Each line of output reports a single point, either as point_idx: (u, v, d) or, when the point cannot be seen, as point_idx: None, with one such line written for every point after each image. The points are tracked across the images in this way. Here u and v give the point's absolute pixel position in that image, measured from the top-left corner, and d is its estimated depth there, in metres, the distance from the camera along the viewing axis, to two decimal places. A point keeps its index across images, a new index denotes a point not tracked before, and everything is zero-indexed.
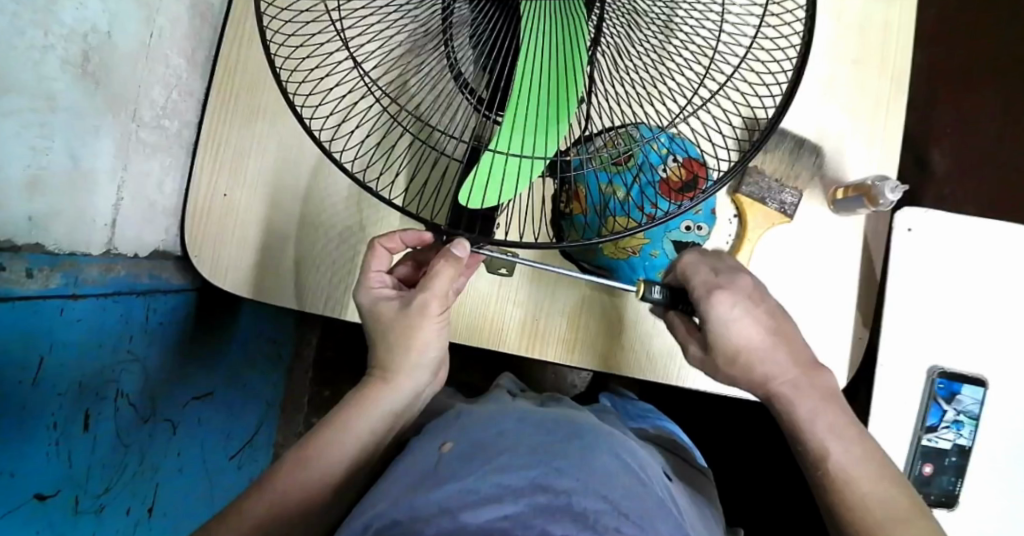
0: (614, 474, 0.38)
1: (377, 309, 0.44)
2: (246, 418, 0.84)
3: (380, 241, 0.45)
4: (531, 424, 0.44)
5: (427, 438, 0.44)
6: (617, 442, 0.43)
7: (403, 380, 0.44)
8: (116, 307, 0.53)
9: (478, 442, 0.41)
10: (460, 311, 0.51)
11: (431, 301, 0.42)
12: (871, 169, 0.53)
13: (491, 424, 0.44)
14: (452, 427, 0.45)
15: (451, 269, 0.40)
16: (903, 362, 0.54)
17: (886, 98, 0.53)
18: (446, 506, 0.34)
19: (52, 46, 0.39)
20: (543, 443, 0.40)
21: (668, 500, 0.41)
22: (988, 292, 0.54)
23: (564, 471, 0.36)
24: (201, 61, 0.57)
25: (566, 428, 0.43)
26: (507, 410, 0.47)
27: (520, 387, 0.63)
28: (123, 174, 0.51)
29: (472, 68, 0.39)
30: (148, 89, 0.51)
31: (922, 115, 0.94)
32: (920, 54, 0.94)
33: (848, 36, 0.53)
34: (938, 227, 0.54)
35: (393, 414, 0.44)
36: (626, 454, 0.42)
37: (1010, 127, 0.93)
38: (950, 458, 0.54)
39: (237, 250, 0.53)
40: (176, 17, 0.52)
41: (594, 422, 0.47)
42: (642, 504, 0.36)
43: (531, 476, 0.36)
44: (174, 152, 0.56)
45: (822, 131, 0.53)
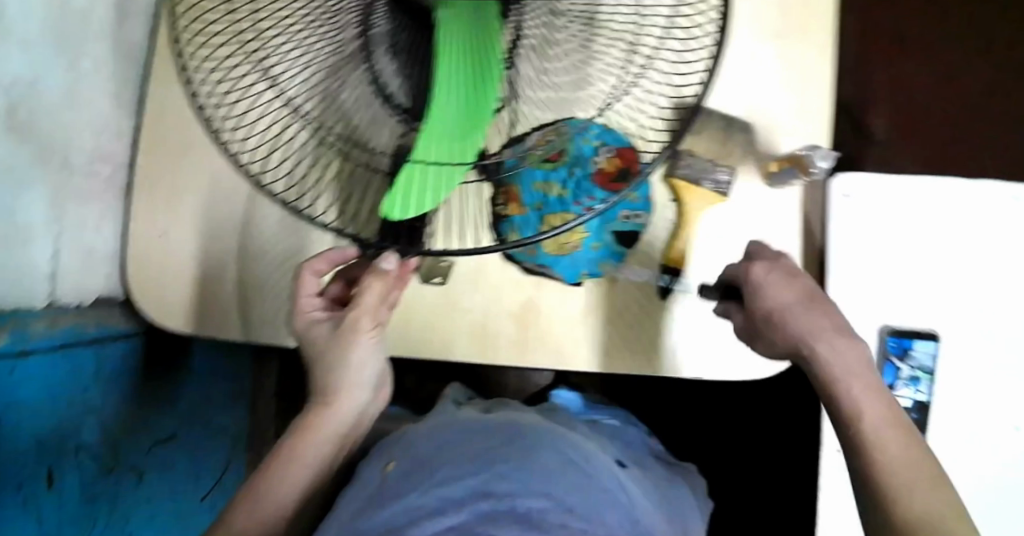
0: (557, 472, 0.38)
1: (313, 332, 0.43)
2: (212, 457, 0.81)
3: (307, 265, 0.44)
4: (472, 432, 0.44)
5: (372, 462, 0.43)
6: (558, 439, 0.44)
7: (345, 400, 0.43)
8: (63, 360, 0.53)
9: (420, 458, 0.41)
10: (400, 322, 0.51)
11: (363, 318, 0.41)
12: (802, 140, 0.52)
13: (434, 438, 0.44)
14: (394, 447, 0.44)
15: (381, 283, 0.40)
16: (858, 329, 0.54)
17: (812, 69, 0.53)
18: (390, 527, 0.33)
19: None
20: (485, 450, 0.40)
21: (615, 492, 0.41)
22: (931, 249, 0.54)
23: (506, 474, 0.36)
24: (129, 101, 0.57)
25: (508, 432, 0.44)
26: (453, 422, 0.47)
27: (467, 396, 0.62)
28: (59, 223, 0.50)
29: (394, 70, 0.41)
30: (74, 134, 0.50)
31: (857, 86, 0.95)
32: (848, 25, 0.95)
33: (769, 11, 0.53)
34: (875, 192, 0.54)
35: (339, 436, 0.44)
36: (568, 451, 0.43)
37: (944, 88, 0.95)
38: (910, 415, 0.54)
39: (177, 289, 0.52)
40: (102, 60, 0.52)
41: (539, 422, 0.47)
42: (587, 498, 0.37)
43: (473, 483, 0.36)
44: (109, 197, 0.56)
45: (751, 109, 0.53)
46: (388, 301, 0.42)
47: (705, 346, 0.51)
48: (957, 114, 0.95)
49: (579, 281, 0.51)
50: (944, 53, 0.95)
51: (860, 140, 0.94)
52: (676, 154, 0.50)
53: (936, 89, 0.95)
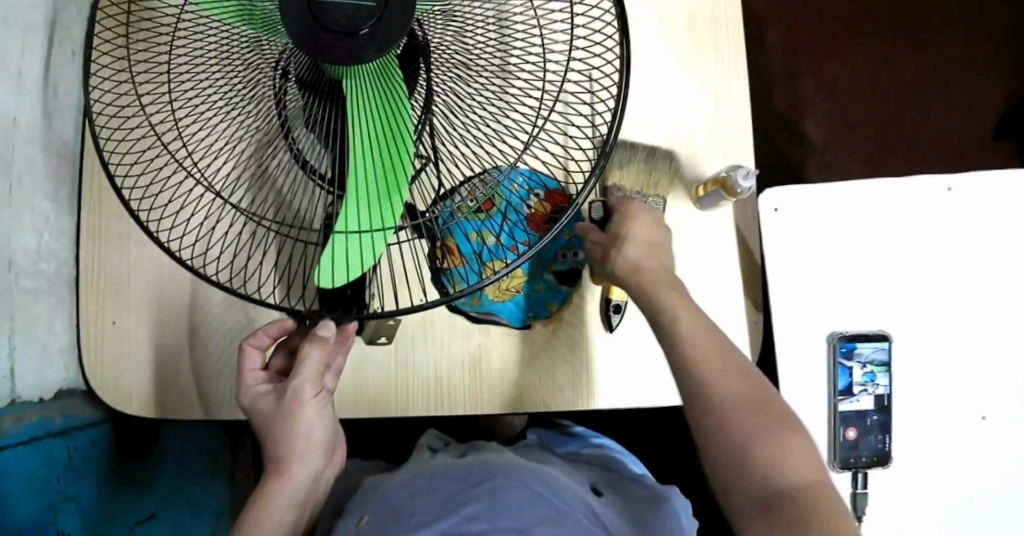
0: (525, 505, 0.39)
1: (260, 403, 0.44)
2: (199, 528, 0.79)
3: (247, 341, 0.45)
4: (443, 477, 0.45)
5: (348, 519, 0.44)
6: (526, 473, 0.44)
7: (297, 468, 0.44)
8: (34, 452, 0.54)
9: (391, 510, 0.42)
10: (355, 389, 0.52)
11: (305, 386, 0.42)
12: (727, 159, 0.54)
13: (406, 487, 0.45)
14: (368, 501, 0.45)
15: (319, 350, 0.41)
16: (806, 336, 0.55)
17: (726, 92, 0.54)
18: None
19: None
20: (457, 494, 0.41)
21: (588, 519, 0.41)
22: (867, 250, 0.56)
23: (475, 516, 0.38)
24: (67, 195, 0.58)
25: (478, 472, 0.45)
26: (425, 468, 0.49)
27: (445, 440, 0.61)
28: (10, 324, 0.51)
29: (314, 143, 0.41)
30: (18, 237, 0.51)
31: (788, 91, 0.97)
32: (772, 32, 0.98)
33: (679, 39, 0.55)
34: (804, 201, 0.55)
35: (297, 505, 0.45)
36: (537, 484, 0.43)
37: (872, 82, 0.98)
38: (871, 417, 0.54)
39: (135, 376, 0.53)
40: (34, 161, 0.53)
41: (506, 458, 0.48)
42: (557, 526, 0.38)
43: (443, 527, 0.37)
44: (57, 292, 0.57)
45: (672, 135, 0.54)
46: (329, 365, 0.44)
47: (658, 370, 0.53)
48: (888, 105, 0.98)
49: (527, 323, 0.52)
50: (866, 48, 0.98)
51: (800, 145, 0.96)
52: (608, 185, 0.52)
53: (864, 85, 0.98)
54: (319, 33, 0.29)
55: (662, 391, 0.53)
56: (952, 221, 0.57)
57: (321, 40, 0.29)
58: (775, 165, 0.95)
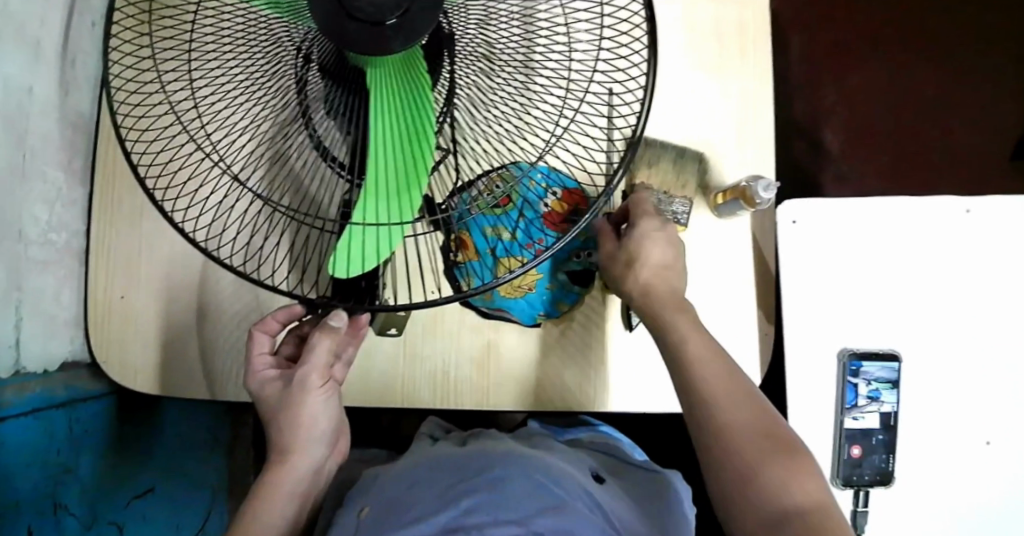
0: (524, 499, 0.39)
1: (266, 389, 0.44)
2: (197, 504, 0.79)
3: (256, 326, 0.45)
4: (444, 468, 0.45)
5: (349, 508, 0.44)
6: (527, 463, 0.44)
7: (299, 456, 0.44)
8: (36, 422, 0.54)
9: (391, 501, 0.42)
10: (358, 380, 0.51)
11: (312, 376, 0.43)
12: (745, 169, 0.53)
13: (407, 478, 0.45)
14: (370, 490, 0.45)
15: (330, 340, 0.42)
16: (817, 350, 0.54)
17: (749, 101, 0.54)
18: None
19: None
20: (457, 486, 0.41)
21: (591, 510, 0.41)
22: (884, 268, 0.55)
23: (473, 509, 0.38)
24: (80, 168, 0.57)
25: (478, 463, 0.44)
26: (427, 459, 0.48)
27: (444, 426, 0.61)
28: (18, 294, 0.51)
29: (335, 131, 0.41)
30: (29, 207, 0.51)
31: (809, 101, 0.96)
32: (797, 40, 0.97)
33: (704, 44, 0.54)
34: (823, 215, 0.54)
35: (298, 496, 0.44)
36: (538, 474, 0.43)
37: (893, 97, 0.97)
38: (877, 435, 0.54)
39: (139, 352, 0.53)
40: (49, 132, 0.53)
41: (509, 447, 0.48)
42: (557, 516, 0.38)
43: (442, 521, 0.37)
44: (67, 264, 0.56)
45: (693, 140, 0.53)
46: (336, 357, 0.44)
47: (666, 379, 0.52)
48: (907, 121, 0.97)
49: (538, 322, 0.52)
50: (889, 62, 0.97)
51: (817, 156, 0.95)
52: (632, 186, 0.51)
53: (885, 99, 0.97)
54: (345, 22, 0.26)
55: (671, 397, 0.52)
56: (972, 244, 0.56)
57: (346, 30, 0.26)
58: (791, 174, 0.94)
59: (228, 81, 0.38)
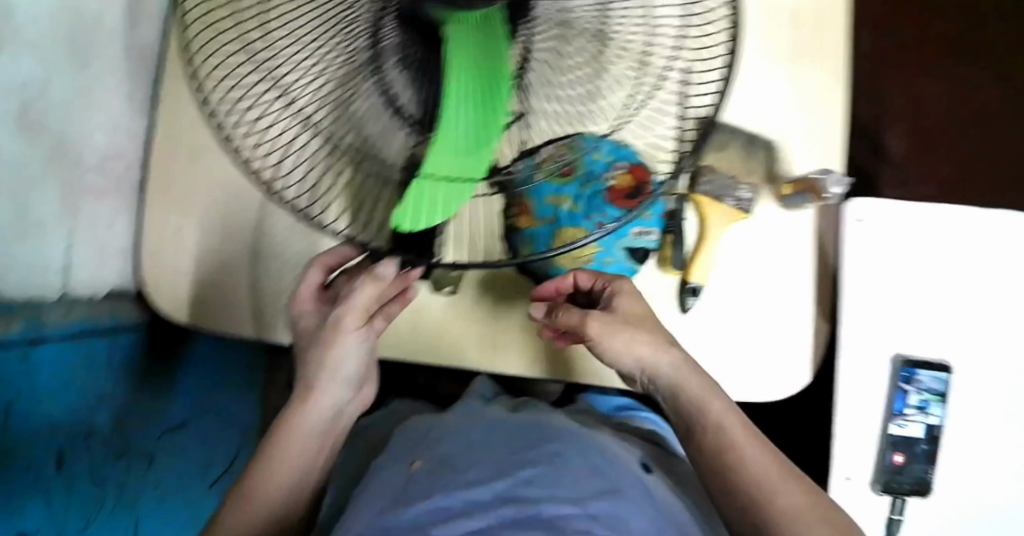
0: (579, 477, 0.40)
1: (302, 320, 0.46)
2: None
3: (317, 259, 0.46)
4: (500, 433, 0.46)
5: (398, 459, 0.45)
6: (582, 442, 0.45)
7: (321, 398, 0.46)
8: (81, 346, 0.55)
9: (445, 457, 0.43)
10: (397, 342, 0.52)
11: (348, 317, 0.43)
12: (816, 163, 0.51)
13: (462, 438, 0.46)
14: (423, 442, 0.46)
15: (372, 288, 0.41)
16: (868, 352, 0.53)
17: (823, 94, 0.51)
18: (415, 524, 0.36)
19: None
20: (512, 456, 0.42)
21: (641, 499, 0.41)
22: (943, 276, 0.54)
23: (530, 481, 0.39)
24: (140, 102, 0.56)
25: (536, 435, 0.45)
26: (477, 421, 0.49)
27: (494, 392, 0.62)
28: (72, 220, 0.51)
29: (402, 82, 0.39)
30: (88, 134, 0.51)
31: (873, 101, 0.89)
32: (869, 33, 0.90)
33: (779, 32, 0.52)
34: (887, 216, 0.53)
35: (321, 432, 0.48)
36: (593, 454, 0.43)
37: (993, 104, 0.87)
38: (920, 446, 0.52)
39: (193, 289, 0.53)
40: (112, 60, 0.52)
41: (564, 423, 0.48)
42: (611, 504, 0.38)
43: (498, 489, 0.38)
44: (120, 195, 0.56)
45: (764, 127, 0.52)
46: (377, 304, 0.44)
47: (716, 368, 0.51)
48: (995, 125, 0.87)
49: None
50: (986, 58, 0.88)
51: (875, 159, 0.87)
52: (698, 169, 0.50)
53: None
54: None
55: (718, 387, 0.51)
56: None
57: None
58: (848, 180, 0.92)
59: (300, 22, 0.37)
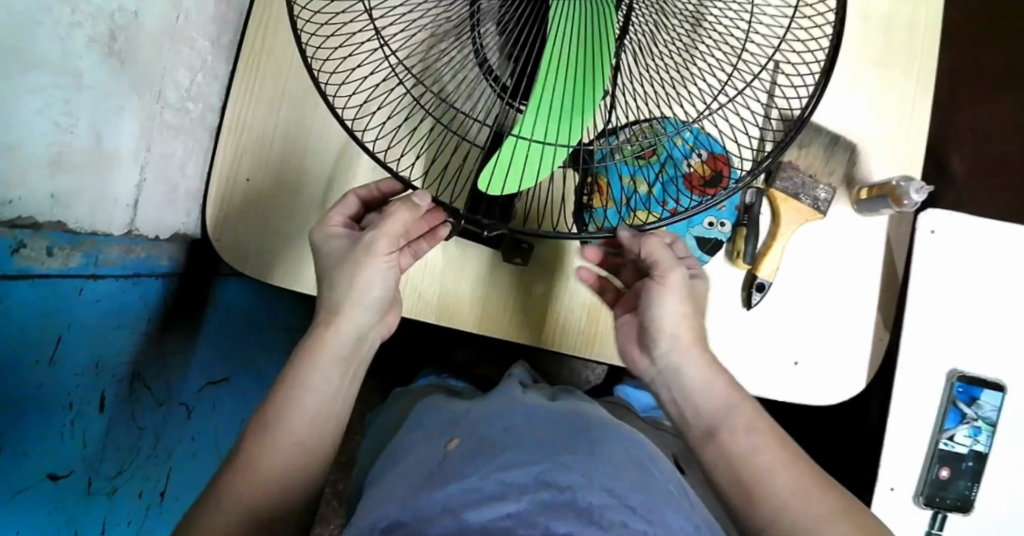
0: (620, 467, 0.38)
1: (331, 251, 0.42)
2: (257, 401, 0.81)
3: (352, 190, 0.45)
4: (539, 418, 0.45)
5: (434, 438, 0.45)
6: (622, 434, 0.44)
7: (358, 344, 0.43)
8: (136, 289, 0.55)
9: (480, 439, 0.42)
10: (413, 309, 0.52)
11: (381, 241, 0.38)
12: (895, 170, 0.51)
13: (500, 420, 0.45)
14: (459, 424, 0.46)
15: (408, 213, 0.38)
16: (925, 365, 0.53)
17: (911, 99, 0.51)
18: (450, 506, 0.34)
19: (80, 23, 0.38)
20: (551, 439, 0.41)
21: (678, 493, 0.40)
22: (1009, 295, 0.54)
23: (569, 465, 0.37)
24: (226, 44, 0.58)
25: (576, 423, 0.44)
26: (517, 405, 0.48)
27: (532, 379, 0.61)
28: (146, 155, 0.51)
29: (496, 45, 0.39)
30: (173, 71, 0.51)
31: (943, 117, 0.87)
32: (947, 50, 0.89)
33: (875, 34, 0.52)
34: (960, 230, 0.53)
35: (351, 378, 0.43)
36: (631, 445, 0.43)
37: None
38: (967, 462, 0.54)
39: (264, 241, 0.54)
40: (202, 0, 0.52)
41: (605, 414, 0.47)
42: (648, 496, 0.36)
43: (536, 471, 0.36)
44: (197, 135, 0.57)
45: (847, 128, 0.51)
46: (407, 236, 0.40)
47: (776, 365, 0.51)
48: None
49: None
50: None
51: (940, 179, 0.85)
52: (777, 165, 0.50)
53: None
54: None
55: (773, 386, 0.51)
56: None
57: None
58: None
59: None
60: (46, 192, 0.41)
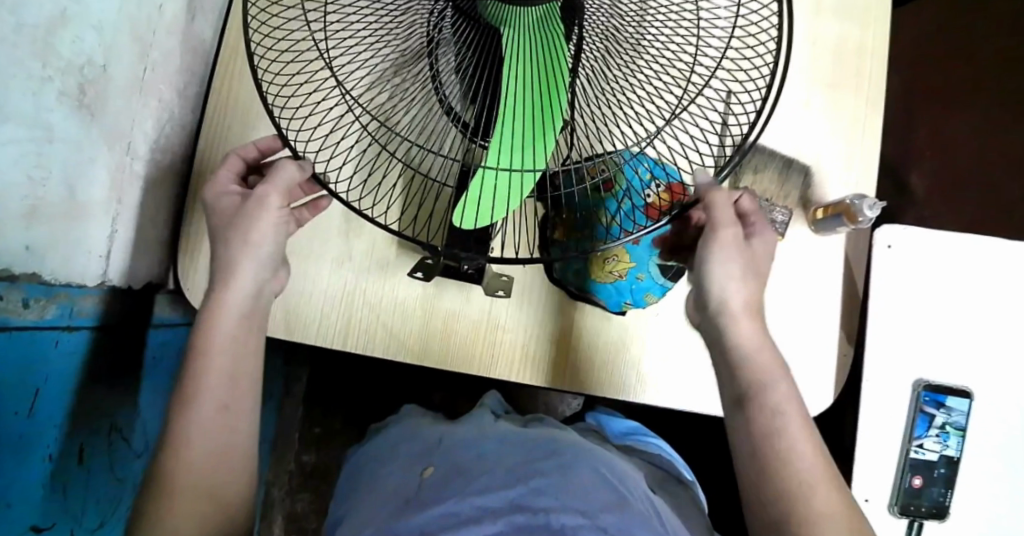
0: (590, 488, 0.39)
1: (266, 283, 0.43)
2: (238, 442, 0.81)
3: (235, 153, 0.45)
4: (514, 445, 0.46)
5: (412, 466, 0.46)
6: (594, 457, 0.45)
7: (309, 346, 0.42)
8: (111, 338, 0.55)
9: (455, 465, 0.43)
10: (384, 348, 0.52)
11: (273, 196, 0.40)
12: (851, 189, 0.53)
13: (474, 448, 0.46)
14: (433, 453, 0.47)
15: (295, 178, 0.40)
16: (891, 376, 0.55)
17: (861, 121, 0.53)
18: (425, 529, 0.35)
19: (50, 78, 0.39)
20: (522, 464, 0.42)
21: (649, 513, 0.40)
22: (965, 305, 0.55)
23: (542, 489, 0.38)
24: (192, 95, 0.59)
25: (548, 447, 0.45)
26: (486, 435, 0.49)
27: (503, 408, 0.62)
28: (117, 206, 0.52)
29: (458, 92, 0.38)
30: (142, 122, 0.52)
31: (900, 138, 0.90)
32: (898, 75, 0.92)
33: (823, 60, 0.53)
34: (917, 244, 0.55)
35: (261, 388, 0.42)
36: (602, 468, 0.43)
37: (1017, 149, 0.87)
38: (938, 469, 0.54)
39: None
40: (169, 52, 0.53)
41: (577, 441, 0.48)
42: (620, 515, 0.37)
43: (510, 496, 0.37)
44: (166, 184, 0.58)
45: (800, 151, 0.53)
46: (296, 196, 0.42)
47: None
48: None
49: (623, 310, 0.51)
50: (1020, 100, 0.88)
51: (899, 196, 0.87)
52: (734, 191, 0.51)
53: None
54: None
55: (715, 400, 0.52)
56: None
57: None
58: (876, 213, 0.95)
59: (357, 24, 0.36)
60: (22, 245, 0.41)
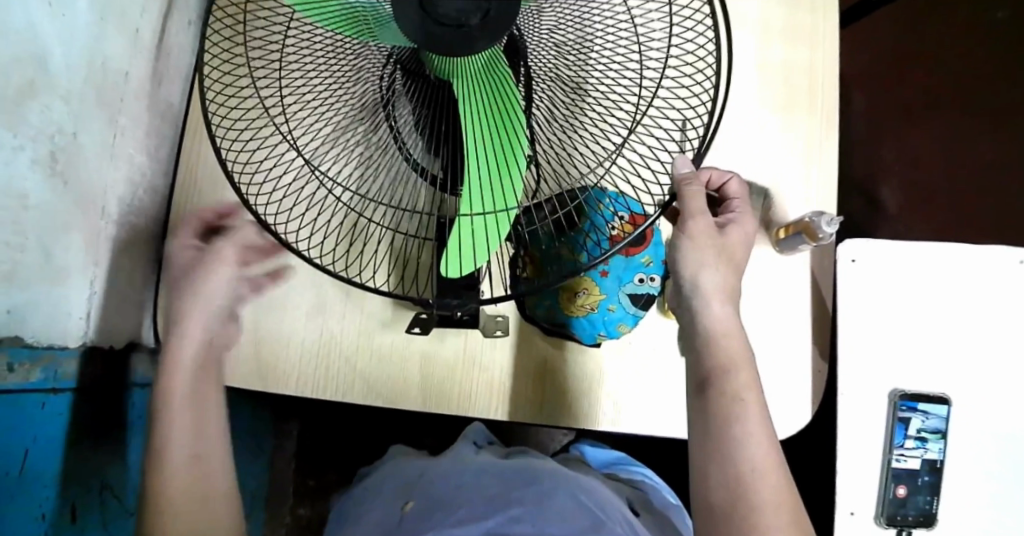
0: (568, 515, 0.40)
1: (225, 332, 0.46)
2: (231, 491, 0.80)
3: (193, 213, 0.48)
4: (490, 476, 0.46)
5: (397, 499, 0.46)
6: (571, 483, 0.45)
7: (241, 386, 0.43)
8: (94, 398, 0.55)
9: (435, 497, 0.43)
10: (362, 394, 0.52)
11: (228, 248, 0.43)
12: (809, 206, 0.54)
13: (454, 478, 0.46)
14: (415, 487, 0.47)
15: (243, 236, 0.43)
16: (866, 388, 0.56)
17: (816, 140, 0.54)
18: None
19: (23, 147, 0.39)
20: (501, 493, 0.43)
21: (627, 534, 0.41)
22: (934, 313, 0.56)
23: (520, 518, 0.39)
24: (164, 156, 0.60)
25: (525, 474, 0.46)
26: (465, 466, 0.49)
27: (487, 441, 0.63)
28: (94, 269, 0.53)
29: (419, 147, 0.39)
30: (114, 185, 0.53)
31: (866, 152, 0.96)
32: None
33: (773, 84, 0.55)
34: (881, 256, 0.56)
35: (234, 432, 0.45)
36: (580, 493, 0.44)
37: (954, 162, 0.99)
38: (921, 477, 0.55)
39: None
40: (138, 116, 0.55)
41: (557, 468, 0.49)
42: None
43: (489, 525, 0.38)
44: (142, 244, 0.59)
45: (758, 173, 0.54)
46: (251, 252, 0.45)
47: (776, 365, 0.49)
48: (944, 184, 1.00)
49: (597, 341, 0.51)
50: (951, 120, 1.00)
51: None
52: None
53: (936, 162, 1.00)
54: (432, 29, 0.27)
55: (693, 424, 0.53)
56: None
57: (434, 37, 0.27)
58: (844, 226, 0.97)
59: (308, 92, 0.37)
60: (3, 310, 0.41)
